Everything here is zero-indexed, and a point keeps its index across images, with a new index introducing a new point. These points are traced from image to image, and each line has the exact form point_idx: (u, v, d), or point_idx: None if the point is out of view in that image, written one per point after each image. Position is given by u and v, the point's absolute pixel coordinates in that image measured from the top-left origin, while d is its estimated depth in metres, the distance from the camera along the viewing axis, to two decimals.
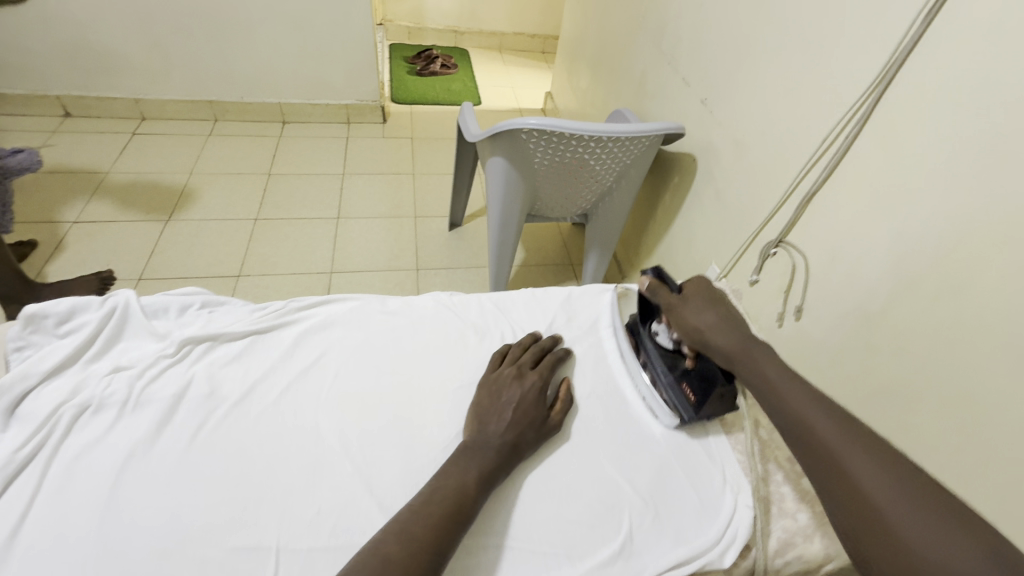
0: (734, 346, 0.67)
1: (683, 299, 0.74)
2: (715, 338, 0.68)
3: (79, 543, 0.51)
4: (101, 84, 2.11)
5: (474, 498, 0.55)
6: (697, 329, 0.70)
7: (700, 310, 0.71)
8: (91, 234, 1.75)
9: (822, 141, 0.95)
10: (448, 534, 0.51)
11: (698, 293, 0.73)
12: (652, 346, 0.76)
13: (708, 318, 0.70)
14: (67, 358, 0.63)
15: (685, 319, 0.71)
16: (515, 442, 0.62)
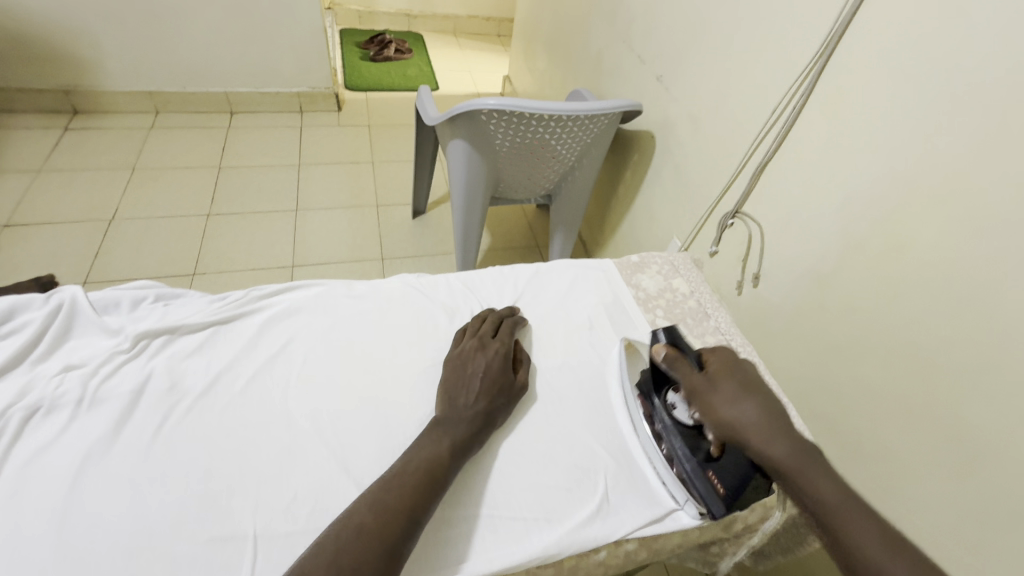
0: (785, 454, 0.53)
1: (709, 380, 0.62)
2: (761, 441, 0.55)
3: (39, 546, 0.49)
4: (24, 76, 1.95)
5: (449, 468, 0.56)
6: (732, 425, 0.57)
7: (733, 399, 0.59)
8: (26, 237, 1.64)
9: (772, 114, 0.98)
10: (425, 502, 0.52)
11: (726, 374, 0.62)
12: (670, 420, 0.64)
13: (736, 410, 0.58)
14: (11, 359, 0.60)
15: (714, 411, 0.59)
16: (486, 411, 0.63)
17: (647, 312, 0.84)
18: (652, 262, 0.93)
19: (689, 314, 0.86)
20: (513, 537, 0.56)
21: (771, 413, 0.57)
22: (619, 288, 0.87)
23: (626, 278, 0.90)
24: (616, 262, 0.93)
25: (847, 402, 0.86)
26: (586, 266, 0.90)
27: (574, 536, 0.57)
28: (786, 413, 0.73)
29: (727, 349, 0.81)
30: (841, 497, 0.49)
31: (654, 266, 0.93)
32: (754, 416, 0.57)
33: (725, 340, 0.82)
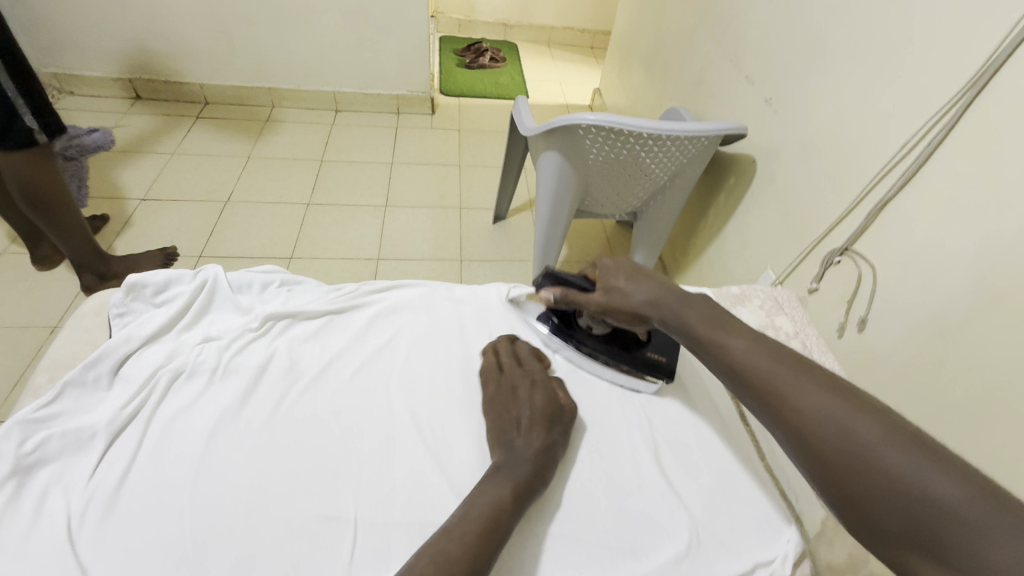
0: (671, 316, 0.62)
1: (604, 290, 0.67)
2: (653, 312, 0.63)
3: (178, 496, 0.54)
4: (169, 70, 2.21)
5: (512, 516, 0.52)
6: (635, 313, 0.64)
7: (626, 292, 0.65)
8: (157, 212, 1.84)
9: (900, 149, 0.91)
10: (488, 551, 0.49)
11: (613, 276, 0.67)
12: (590, 336, 0.74)
13: (636, 296, 0.64)
14: (163, 325, 0.67)
15: (621, 308, 0.65)
16: (544, 453, 0.59)
17: None
18: (751, 295, 0.89)
19: None
20: (585, 566, 0.55)
21: (663, 287, 0.64)
22: None
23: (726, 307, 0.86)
24: (714, 291, 0.90)
25: None
26: None
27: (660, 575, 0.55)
28: None
29: None
30: (747, 342, 0.55)
31: (754, 299, 0.89)
32: (652, 295, 0.64)
33: None
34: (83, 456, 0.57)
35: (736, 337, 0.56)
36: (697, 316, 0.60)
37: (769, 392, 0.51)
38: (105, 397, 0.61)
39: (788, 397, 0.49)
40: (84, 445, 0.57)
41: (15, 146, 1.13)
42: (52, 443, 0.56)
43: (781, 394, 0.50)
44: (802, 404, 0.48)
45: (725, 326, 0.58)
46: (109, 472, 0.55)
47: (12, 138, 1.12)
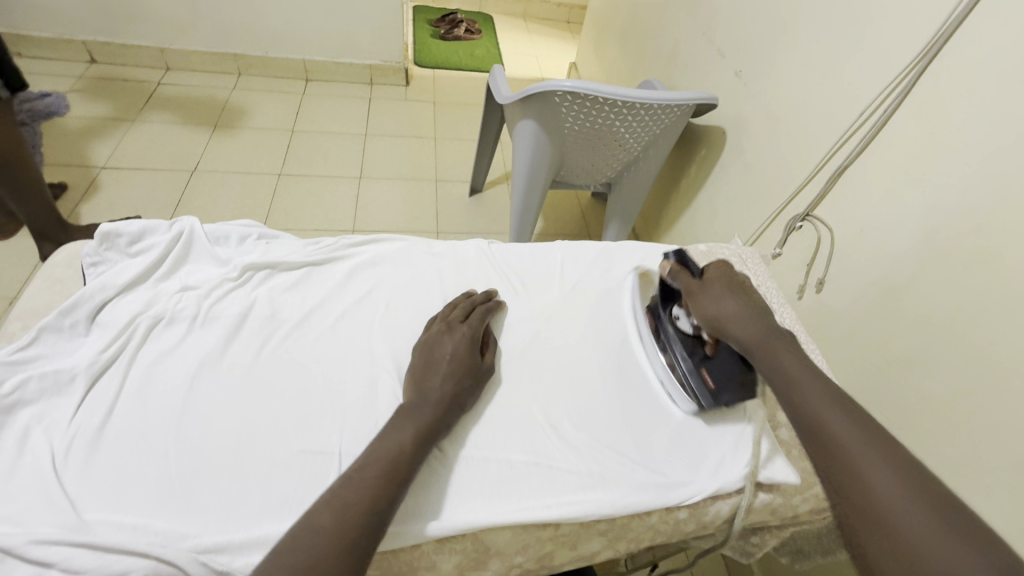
0: (751, 336, 0.63)
1: (702, 283, 0.70)
2: (735, 330, 0.64)
3: (162, 435, 0.55)
4: (126, 32, 2.10)
5: (413, 459, 0.53)
6: (715, 318, 0.66)
7: (717, 299, 0.67)
8: (120, 180, 1.78)
9: (858, 117, 0.96)
10: (390, 493, 0.50)
11: (717, 279, 0.69)
12: (672, 327, 0.72)
13: (726, 306, 0.65)
14: (139, 275, 0.67)
15: (703, 306, 0.68)
16: (451, 398, 0.60)
17: None
18: (718, 253, 0.93)
19: None
20: (557, 494, 0.58)
21: (756, 309, 0.64)
22: None
23: (693, 264, 0.90)
24: (683, 249, 0.93)
25: (905, 417, 0.85)
26: (653, 250, 0.90)
27: (619, 499, 0.58)
28: None
29: None
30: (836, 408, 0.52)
31: (721, 257, 0.93)
32: (737, 311, 0.65)
33: None
34: (63, 398, 0.57)
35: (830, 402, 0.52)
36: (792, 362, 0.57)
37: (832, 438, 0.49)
38: (83, 343, 0.61)
39: (843, 443, 0.48)
40: (64, 388, 0.57)
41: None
42: (31, 385, 0.56)
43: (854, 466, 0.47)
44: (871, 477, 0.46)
45: (811, 371, 0.56)
46: (91, 413, 0.56)
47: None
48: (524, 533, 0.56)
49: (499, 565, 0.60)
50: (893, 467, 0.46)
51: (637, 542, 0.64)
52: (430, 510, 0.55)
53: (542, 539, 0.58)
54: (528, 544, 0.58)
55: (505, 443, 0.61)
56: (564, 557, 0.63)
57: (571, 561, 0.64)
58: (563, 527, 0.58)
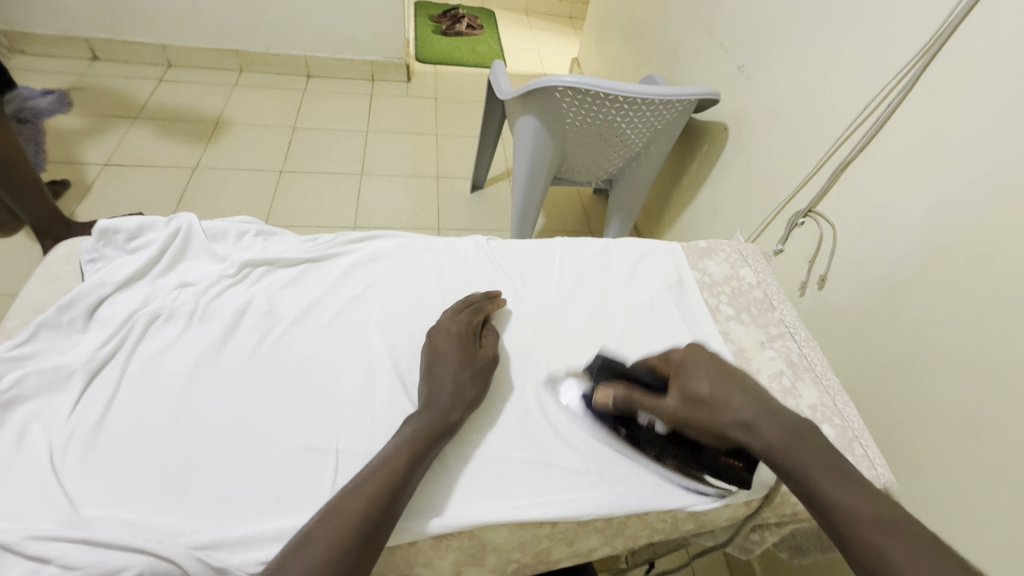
0: (774, 446, 0.54)
1: (680, 394, 0.60)
2: (755, 439, 0.55)
3: (159, 430, 0.56)
4: (128, 29, 2.10)
5: (411, 469, 0.53)
6: (728, 426, 0.57)
7: (715, 398, 0.58)
8: (121, 177, 1.79)
9: (861, 112, 0.95)
10: (388, 505, 0.50)
11: (694, 379, 0.60)
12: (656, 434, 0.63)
13: (732, 411, 0.57)
14: (137, 271, 0.67)
15: (707, 422, 0.58)
16: (470, 404, 0.60)
17: (711, 297, 0.84)
18: (719, 250, 0.93)
19: (754, 303, 0.85)
20: (554, 492, 0.58)
21: (759, 400, 0.58)
22: (687, 273, 0.86)
23: (693, 261, 0.90)
24: (683, 245, 0.93)
25: (907, 415, 0.84)
26: (653, 247, 0.90)
27: (612, 499, 0.58)
28: (846, 410, 0.72)
29: (791, 341, 0.80)
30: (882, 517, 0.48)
31: (722, 253, 0.92)
32: (748, 411, 0.57)
33: (788, 331, 0.81)
34: (60, 394, 0.57)
35: (863, 502, 0.49)
36: (814, 464, 0.52)
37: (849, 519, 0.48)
38: (81, 339, 0.62)
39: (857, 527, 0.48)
40: (62, 384, 0.58)
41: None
42: (28, 381, 0.57)
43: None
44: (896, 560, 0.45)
45: (813, 448, 0.53)
46: (88, 409, 0.56)
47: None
48: (521, 530, 0.56)
49: (496, 562, 0.60)
50: (901, 538, 0.46)
51: (634, 539, 0.64)
52: (427, 506, 0.55)
53: (539, 536, 0.58)
54: (525, 542, 0.58)
55: (508, 441, 0.61)
56: (561, 554, 0.62)
57: (569, 558, 0.64)
58: (559, 525, 0.58)
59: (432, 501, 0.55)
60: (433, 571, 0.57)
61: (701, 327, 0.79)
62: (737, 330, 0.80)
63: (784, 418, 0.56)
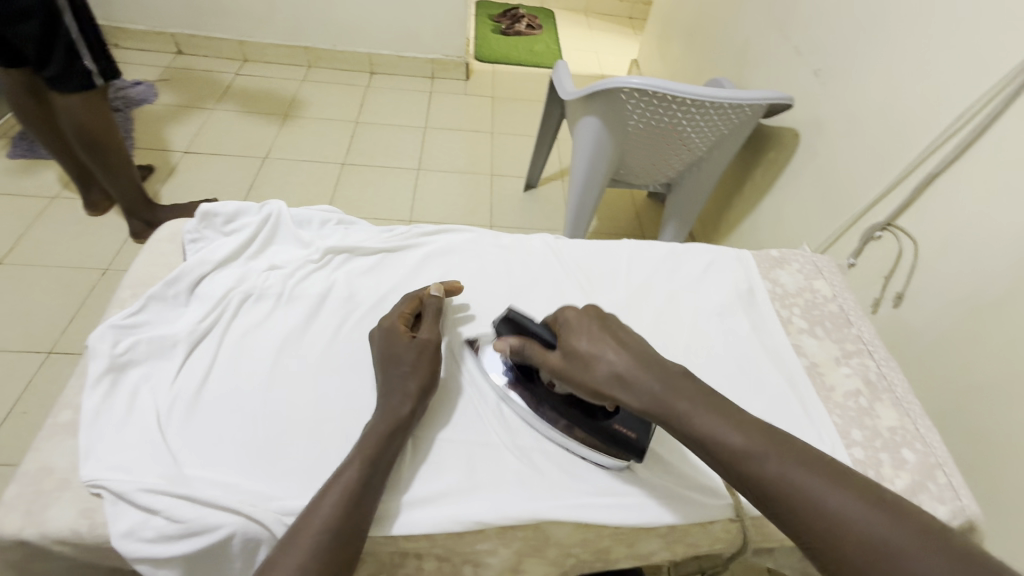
0: (647, 390, 0.51)
1: (563, 354, 0.56)
2: (625, 388, 0.52)
3: (251, 401, 0.60)
4: (210, 25, 2.24)
5: (371, 474, 0.52)
6: (604, 380, 0.53)
7: (589, 345, 0.55)
8: (199, 164, 1.91)
9: (954, 122, 0.89)
10: (352, 514, 0.49)
11: (577, 336, 0.56)
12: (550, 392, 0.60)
13: (602, 367, 0.53)
14: (231, 253, 0.72)
15: (583, 380, 0.54)
16: (418, 395, 0.59)
17: (782, 308, 0.82)
18: (790, 260, 0.90)
19: (829, 317, 0.82)
20: (616, 492, 0.58)
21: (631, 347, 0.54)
22: (757, 280, 0.84)
23: (764, 270, 0.87)
24: (753, 254, 0.90)
25: (991, 447, 0.78)
26: (722, 253, 0.88)
27: (678, 506, 0.58)
28: (929, 435, 0.68)
29: (867, 358, 0.77)
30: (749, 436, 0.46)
31: (793, 265, 0.89)
32: (618, 360, 0.53)
33: (865, 349, 0.77)
34: (165, 361, 0.62)
35: (729, 427, 0.47)
36: (692, 409, 0.49)
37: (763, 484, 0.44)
38: (184, 312, 0.67)
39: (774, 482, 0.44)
40: (166, 352, 0.63)
41: (76, 90, 1.17)
42: (140, 347, 0.62)
43: (812, 506, 0.42)
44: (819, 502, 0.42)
45: (690, 397, 0.49)
46: (189, 377, 0.61)
47: (69, 82, 1.16)
48: (584, 528, 0.57)
49: (557, 555, 0.60)
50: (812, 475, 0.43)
51: (695, 548, 0.63)
52: (499, 494, 0.56)
53: (600, 535, 0.58)
54: (586, 539, 0.59)
55: None
56: (620, 554, 0.62)
57: (627, 559, 0.64)
58: (622, 526, 0.57)
59: (499, 490, 0.56)
60: (497, 559, 0.58)
61: (773, 338, 0.77)
62: (809, 344, 0.78)
63: (644, 360, 0.53)
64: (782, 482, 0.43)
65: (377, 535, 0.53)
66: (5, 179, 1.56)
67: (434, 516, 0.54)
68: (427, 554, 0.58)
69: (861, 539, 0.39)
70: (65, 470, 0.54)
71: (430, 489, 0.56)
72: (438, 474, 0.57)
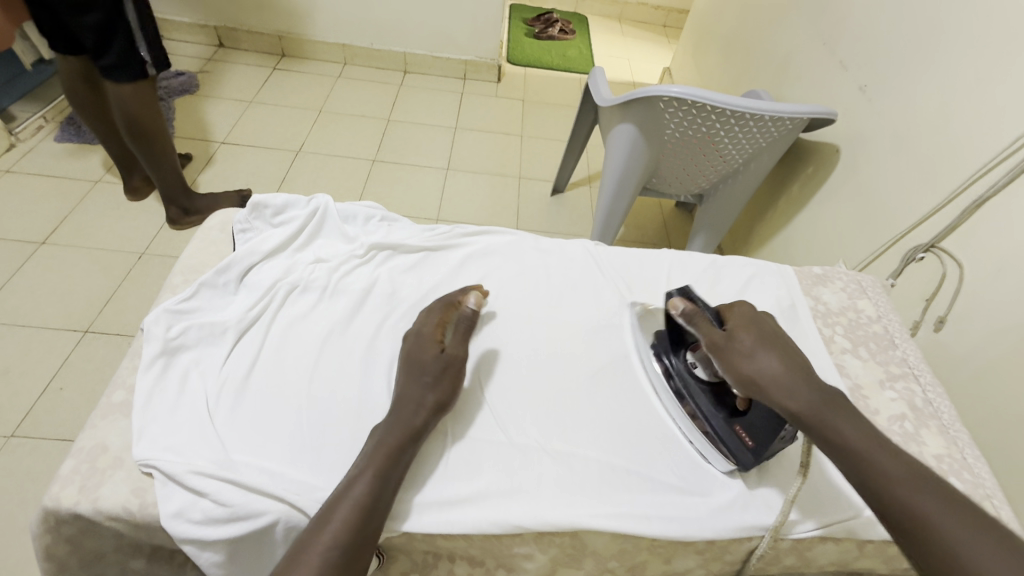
0: (806, 406, 0.52)
1: (727, 336, 0.60)
2: (779, 397, 0.54)
3: (294, 392, 0.61)
4: (252, 19, 2.29)
5: (387, 483, 0.51)
6: (754, 380, 0.56)
7: (750, 353, 0.57)
8: (235, 155, 1.95)
9: (1009, 144, 0.87)
10: (365, 522, 0.48)
11: (745, 330, 0.60)
12: (690, 375, 0.65)
13: (762, 364, 0.56)
14: (280, 245, 0.74)
15: (737, 367, 0.57)
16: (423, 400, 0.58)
17: (825, 326, 0.80)
18: (833, 279, 0.88)
19: (872, 338, 0.80)
20: (653, 506, 0.57)
21: (794, 365, 0.56)
22: (795, 296, 0.83)
23: (806, 287, 0.86)
24: (795, 270, 0.89)
25: None
26: (763, 268, 0.87)
27: (718, 517, 0.57)
28: (978, 466, 0.66)
29: (913, 383, 0.75)
30: (864, 437, 0.50)
31: (836, 284, 0.87)
32: (781, 369, 0.55)
33: (911, 373, 0.76)
34: (214, 348, 0.64)
35: (868, 443, 0.49)
36: (836, 417, 0.51)
37: (884, 489, 0.47)
38: (233, 300, 0.69)
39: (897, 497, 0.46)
40: (215, 338, 0.64)
41: (128, 80, 1.20)
42: (190, 333, 0.63)
43: (928, 531, 0.44)
44: (939, 522, 0.44)
45: (839, 410, 0.52)
46: (236, 365, 0.62)
47: (124, 71, 1.19)
48: (622, 538, 0.56)
49: (592, 565, 0.60)
50: (936, 498, 0.45)
51: (730, 565, 0.62)
52: (535, 500, 0.56)
53: (638, 547, 0.57)
54: (623, 550, 0.58)
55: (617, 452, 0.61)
56: (654, 568, 0.62)
57: None
58: (660, 539, 0.57)
59: (536, 493, 0.56)
60: (532, 564, 0.58)
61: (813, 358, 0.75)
62: (853, 364, 0.76)
63: (801, 372, 0.55)
64: (910, 498, 0.46)
65: (417, 532, 0.53)
66: (54, 162, 1.61)
67: (473, 517, 0.54)
68: (461, 555, 0.58)
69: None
70: (119, 449, 0.55)
71: (470, 489, 0.56)
72: (478, 477, 0.57)
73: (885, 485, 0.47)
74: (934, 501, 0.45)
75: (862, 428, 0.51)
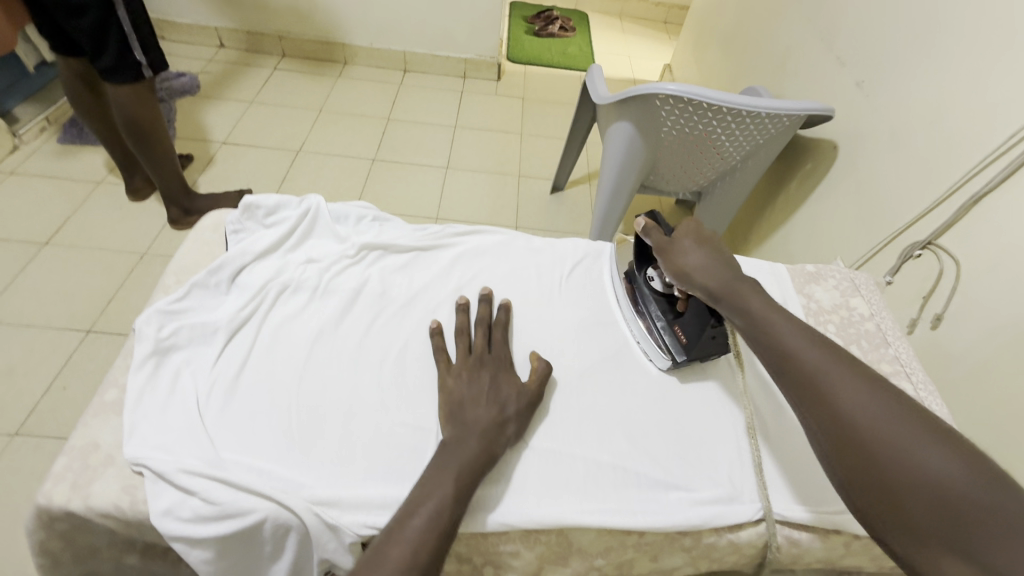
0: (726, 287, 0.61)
1: (671, 239, 0.70)
2: (702, 277, 0.64)
3: (284, 391, 0.61)
4: (252, 20, 2.30)
5: (460, 504, 0.50)
6: (681, 270, 0.66)
7: (684, 251, 0.68)
8: (236, 155, 1.96)
9: (1006, 140, 0.86)
10: (439, 542, 0.47)
11: (686, 234, 0.70)
12: (647, 286, 0.75)
13: (692, 258, 0.66)
14: (271, 245, 0.74)
15: (673, 260, 0.68)
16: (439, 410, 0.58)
17: (817, 324, 0.80)
18: (826, 277, 0.88)
19: (865, 336, 0.80)
20: (649, 506, 0.57)
21: (724, 260, 0.65)
22: (788, 293, 0.83)
23: (799, 284, 0.86)
24: (788, 267, 0.89)
25: None
26: (755, 266, 0.87)
27: (701, 510, 0.57)
28: None
29: (905, 380, 0.75)
30: (811, 344, 0.52)
31: (830, 282, 0.87)
32: (709, 264, 0.65)
33: (903, 371, 0.75)
34: (206, 348, 0.65)
35: (811, 346, 0.52)
36: (787, 327, 0.55)
37: (819, 384, 0.49)
38: (225, 300, 0.69)
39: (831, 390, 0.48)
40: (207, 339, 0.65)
41: (126, 82, 1.21)
42: (182, 333, 0.64)
43: (861, 424, 0.45)
44: (868, 409, 0.45)
45: (794, 324, 0.55)
46: (228, 365, 0.62)
47: (122, 73, 1.20)
48: (608, 535, 0.57)
49: (579, 564, 0.60)
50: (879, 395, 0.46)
51: (719, 563, 0.62)
52: (526, 495, 0.57)
53: (625, 544, 0.58)
54: (609, 547, 0.58)
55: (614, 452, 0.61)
56: (642, 566, 0.62)
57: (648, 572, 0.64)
58: (647, 535, 0.57)
59: (524, 489, 0.57)
60: (518, 562, 0.58)
61: None
62: None
63: (761, 294, 0.60)
64: (838, 390, 0.48)
65: None
66: (55, 164, 1.62)
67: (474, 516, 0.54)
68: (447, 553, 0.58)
69: (908, 469, 0.41)
70: (110, 447, 0.56)
71: None
72: None
73: (821, 384, 0.49)
74: (864, 391, 0.47)
75: (815, 341, 0.53)
